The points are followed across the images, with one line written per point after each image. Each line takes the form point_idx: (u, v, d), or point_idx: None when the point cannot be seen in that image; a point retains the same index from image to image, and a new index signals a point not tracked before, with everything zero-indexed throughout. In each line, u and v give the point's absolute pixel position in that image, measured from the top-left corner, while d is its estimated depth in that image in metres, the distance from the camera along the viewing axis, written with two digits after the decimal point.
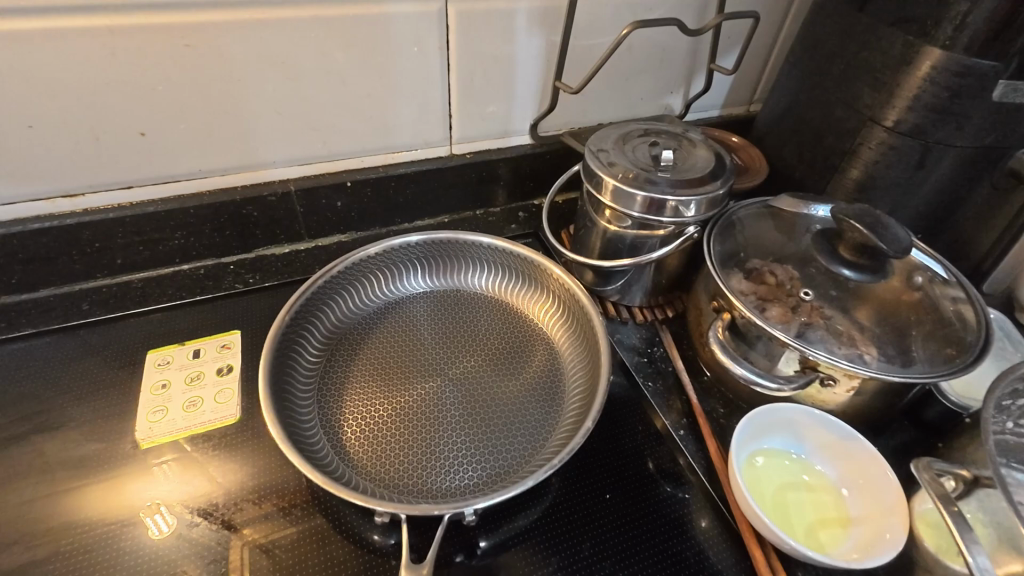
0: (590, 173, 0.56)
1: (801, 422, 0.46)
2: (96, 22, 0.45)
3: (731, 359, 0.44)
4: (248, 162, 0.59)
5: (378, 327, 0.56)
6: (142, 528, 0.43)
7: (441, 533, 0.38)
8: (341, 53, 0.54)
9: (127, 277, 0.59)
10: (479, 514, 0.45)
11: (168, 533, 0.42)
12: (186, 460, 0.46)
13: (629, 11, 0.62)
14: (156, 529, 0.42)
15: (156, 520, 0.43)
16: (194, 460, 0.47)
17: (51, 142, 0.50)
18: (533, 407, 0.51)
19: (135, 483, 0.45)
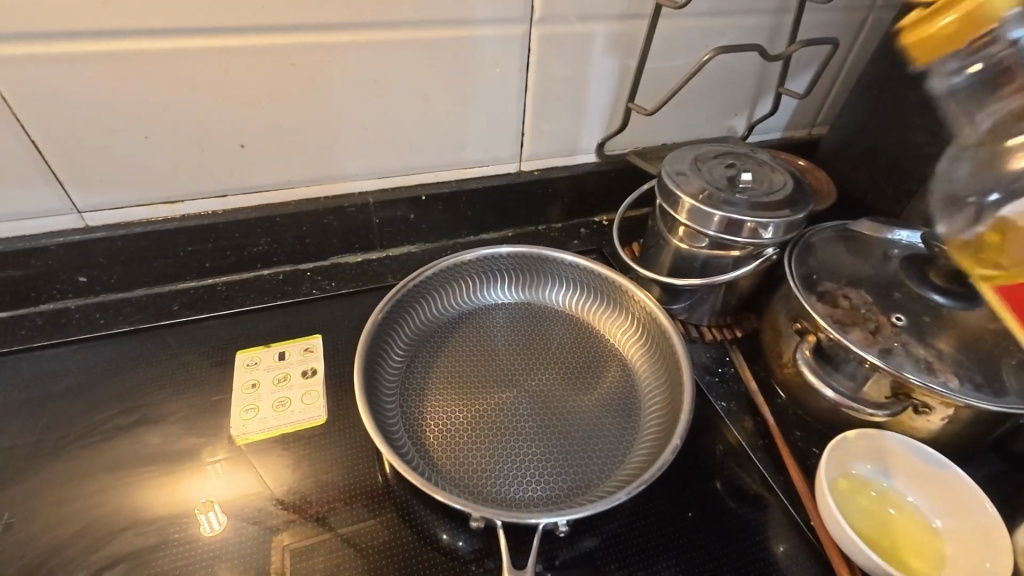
0: (666, 192, 0.56)
1: (893, 449, 0.46)
2: (215, 42, 0.48)
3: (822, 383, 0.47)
4: (333, 175, 0.61)
5: (455, 337, 0.57)
6: (194, 524, 0.45)
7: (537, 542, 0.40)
8: (429, 73, 0.57)
9: (214, 281, 0.63)
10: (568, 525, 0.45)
11: (217, 531, 0.45)
12: (234, 460, 0.49)
13: (703, 37, 0.64)
14: (208, 526, 0.45)
15: (207, 518, 0.45)
16: (241, 459, 0.49)
17: (162, 153, 0.54)
18: (609, 422, 0.51)
19: (189, 482, 0.47)
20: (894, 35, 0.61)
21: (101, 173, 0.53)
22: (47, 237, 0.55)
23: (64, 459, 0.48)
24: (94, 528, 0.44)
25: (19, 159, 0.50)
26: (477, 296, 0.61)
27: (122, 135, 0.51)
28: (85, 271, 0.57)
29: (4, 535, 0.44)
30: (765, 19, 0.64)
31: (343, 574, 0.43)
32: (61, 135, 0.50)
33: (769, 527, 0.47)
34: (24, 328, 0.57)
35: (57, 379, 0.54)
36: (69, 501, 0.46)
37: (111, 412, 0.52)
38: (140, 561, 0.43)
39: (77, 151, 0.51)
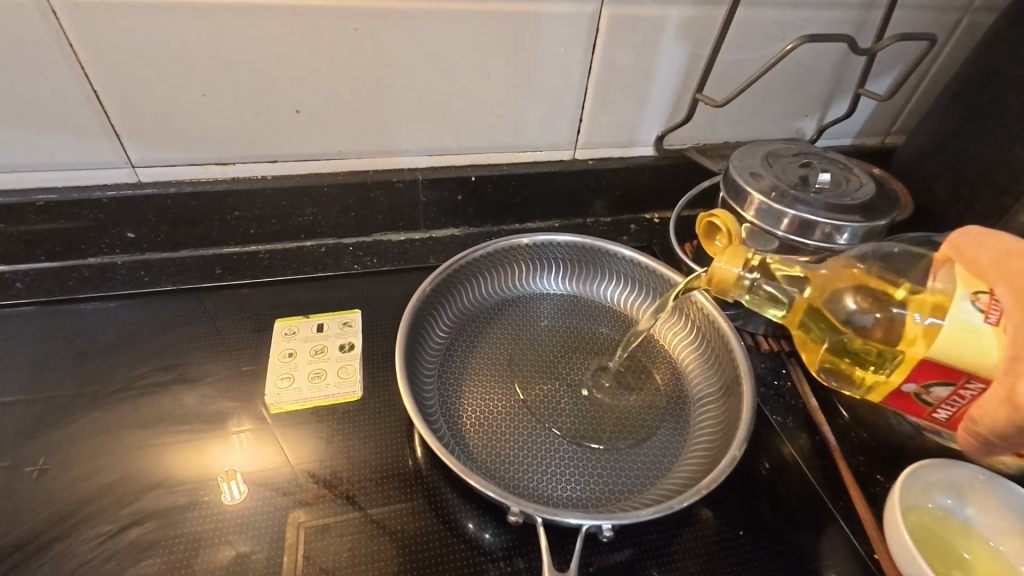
0: (733, 188, 0.53)
1: (970, 483, 0.42)
2: (281, 2, 0.48)
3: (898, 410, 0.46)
4: (384, 149, 0.60)
5: (499, 322, 0.56)
6: (217, 491, 0.44)
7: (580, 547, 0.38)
8: (493, 48, 0.55)
9: (256, 248, 0.62)
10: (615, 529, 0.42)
11: (241, 500, 0.43)
12: (261, 433, 0.47)
13: (782, 28, 0.60)
14: (229, 495, 0.43)
15: (230, 487, 0.44)
16: (270, 435, 0.47)
17: (219, 111, 0.53)
18: (656, 427, 0.48)
19: (216, 451, 0.46)
20: (995, 37, 0.56)
21: (157, 128, 0.53)
22: (101, 190, 0.55)
23: (100, 412, 0.48)
24: (122, 484, 0.43)
25: (80, 109, 0.50)
26: (523, 283, 0.59)
27: (181, 91, 0.51)
28: (133, 227, 0.57)
29: (37, 481, 0.43)
30: (852, 13, 0.60)
31: (366, 555, 0.41)
32: (122, 86, 0.50)
33: (825, 554, 0.43)
34: (72, 280, 0.58)
35: (100, 332, 0.55)
36: (101, 453, 0.45)
37: (149, 369, 0.52)
38: (165, 522, 0.42)
39: (137, 103, 0.51)
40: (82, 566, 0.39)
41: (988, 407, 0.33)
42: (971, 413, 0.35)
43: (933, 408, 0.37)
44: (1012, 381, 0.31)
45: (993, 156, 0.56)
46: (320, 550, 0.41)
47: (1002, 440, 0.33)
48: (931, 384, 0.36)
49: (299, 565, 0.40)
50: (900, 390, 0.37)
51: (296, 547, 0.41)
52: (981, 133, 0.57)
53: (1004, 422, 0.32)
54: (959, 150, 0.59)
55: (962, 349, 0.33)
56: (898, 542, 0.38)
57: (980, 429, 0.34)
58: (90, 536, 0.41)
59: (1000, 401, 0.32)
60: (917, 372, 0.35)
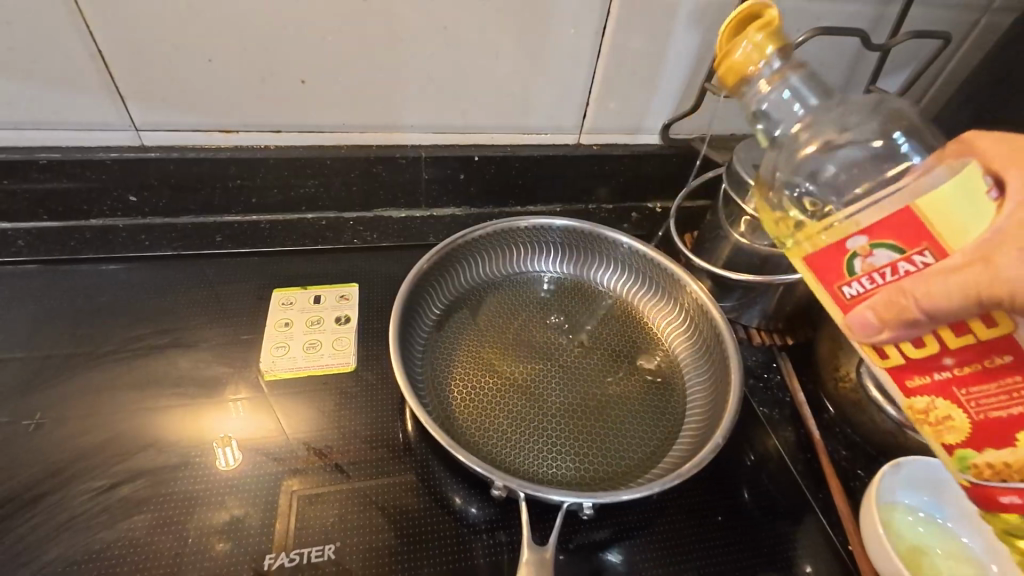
0: (736, 180, 0.53)
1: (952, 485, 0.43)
2: None
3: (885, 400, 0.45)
4: (389, 123, 0.60)
5: (496, 300, 0.56)
6: (212, 457, 0.44)
7: (561, 522, 0.39)
8: (503, 26, 0.54)
9: (257, 218, 0.62)
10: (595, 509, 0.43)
11: (238, 466, 0.44)
12: (257, 402, 0.48)
13: (795, 18, 0.60)
14: (222, 461, 0.44)
15: (224, 453, 0.45)
16: (263, 403, 0.48)
17: (223, 76, 0.53)
18: (642, 413, 0.49)
19: (213, 416, 0.47)
20: None
21: (162, 91, 0.53)
22: (103, 151, 0.55)
23: (98, 371, 0.49)
24: (116, 442, 0.44)
25: (83, 67, 0.50)
26: (521, 265, 0.58)
27: (186, 55, 0.51)
28: (135, 190, 0.58)
29: (35, 435, 0.44)
30: (866, 8, 0.60)
31: (352, 524, 0.42)
32: (127, 46, 0.49)
33: (801, 543, 0.43)
34: (73, 240, 0.58)
35: (100, 293, 0.55)
36: (98, 411, 0.46)
37: (147, 331, 0.52)
38: (158, 480, 0.43)
39: (141, 66, 0.51)
40: (76, 519, 0.40)
41: (938, 277, 0.29)
42: (902, 285, 0.30)
43: (848, 279, 0.32)
44: (995, 252, 0.28)
45: None
46: (306, 515, 0.42)
47: (926, 315, 0.30)
48: (884, 243, 0.31)
49: (289, 524, 0.42)
50: (845, 241, 0.31)
51: (287, 515, 0.42)
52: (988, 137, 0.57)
53: (948, 291, 0.29)
54: None
55: (970, 210, 0.29)
56: (874, 538, 0.39)
57: (906, 298, 0.30)
58: (86, 489, 0.42)
59: (968, 266, 0.28)
60: (890, 217, 0.30)
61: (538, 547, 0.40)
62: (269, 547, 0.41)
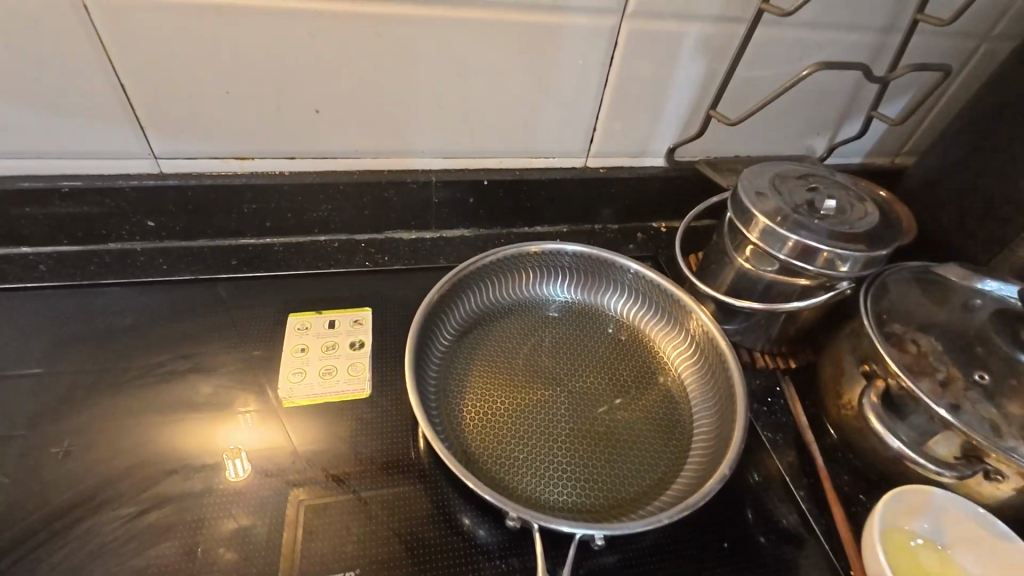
0: (740, 208, 0.54)
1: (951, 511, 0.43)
2: (311, 6, 0.49)
3: (885, 430, 0.44)
4: (401, 150, 0.61)
5: (506, 324, 0.57)
6: (222, 468, 0.46)
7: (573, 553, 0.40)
8: (514, 57, 0.56)
9: (271, 241, 0.63)
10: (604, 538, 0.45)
11: (245, 478, 0.46)
12: (265, 413, 0.50)
13: (798, 47, 0.61)
14: (232, 472, 0.46)
15: (235, 464, 0.47)
16: (272, 414, 0.50)
17: (242, 107, 0.54)
18: (648, 439, 0.50)
19: (222, 429, 0.49)
20: (1011, 69, 0.57)
21: (183, 121, 0.54)
22: (124, 179, 0.56)
23: (121, 397, 0.50)
24: (140, 468, 0.46)
25: (106, 99, 0.51)
26: (530, 289, 0.60)
27: (207, 87, 0.52)
28: (154, 216, 0.59)
29: (61, 462, 0.46)
30: (867, 36, 0.61)
31: (356, 536, 0.44)
32: (150, 80, 0.51)
33: (805, 568, 0.45)
34: (92, 265, 0.60)
35: (119, 317, 0.56)
36: (122, 437, 0.47)
37: (168, 356, 0.54)
38: (181, 506, 0.44)
39: (163, 99, 0.52)
40: (106, 545, 0.42)
41: None
42: None
43: None
44: None
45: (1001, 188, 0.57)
46: (323, 540, 0.43)
47: None
48: None
49: (297, 539, 0.43)
50: None
51: (295, 525, 0.44)
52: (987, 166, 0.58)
53: None
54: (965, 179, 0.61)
55: None
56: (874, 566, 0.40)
57: None
58: (113, 516, 0.43)
59: None
60: None
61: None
62: (278, 564, 0.42)
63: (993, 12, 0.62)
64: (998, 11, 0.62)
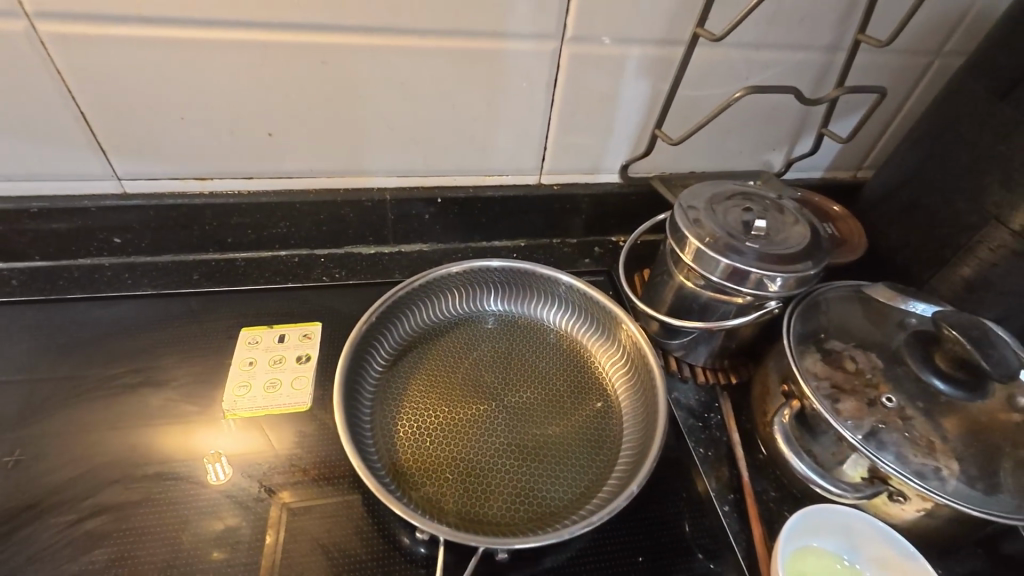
0: (676, 229, 0.55)
1: (856, 527, 0.44)
2: (253, 37, 0.51)
3: (792, 452, 0.46)
4: (355, 169, 0.63)
5: (447, 339, 0.59)
6: (204, 472, 0.50)
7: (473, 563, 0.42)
8: (457, 81, 0.58)
9: (234, 256, 0.67)
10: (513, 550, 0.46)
11: (224, 481, 0.49)
12: (247, 420, 0.53)
13: (743, 68, 0.62)
14: (214, 476, 0.49)
15: (215, 468, 0.50)
16: (253, 421, 0.53)
17: (196, 132, 0.57)
18: (574, 455, 0.51)
19: (204, 434, 0.52)
20: (952, 89, 0.57)
21: (141, 146, 0.57)
22: (88, 199, 0.59)
23: (77, 408, 0.53)
24: (87, 477, 0.48)
25: (65, 126, 0.54)
26: (473, 304, 0.62)
27: (161, 113, 0.55)
28: (119, 233, 0.62)
29: (15, 470, 0.48)
30: (812, 56, 0.62)
31: (297, 543, 0.46)
32: (105, 107, 0.53)
33: None
34: (61, 280, 0.63)
35: (80, 330, 0.59)
36: (74, 446, 0.50)
37: (125, 368, 0.56)
38: (122, 514, 0.47)
39: (120, 125, 0.55)
40: (49, 549, 0.45)
41: None
42: None
43: None
44: None
45: (940, 207, 0.57)
46: (258, 544, 0.46)
47: None
48: None
49: (279, 540, 0.46)
50: None
51: (277, 526, 0.47)
52: (928, 185, 0.59)
53: None
54: (908, 198, 0.61)
55: None
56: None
57: None
58: (58, 522, 0.46)
59: None
60: None
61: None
62: (230, 557, 0.45)
63: (942, 29, 0.62)
64: (947, 28, 0.62)
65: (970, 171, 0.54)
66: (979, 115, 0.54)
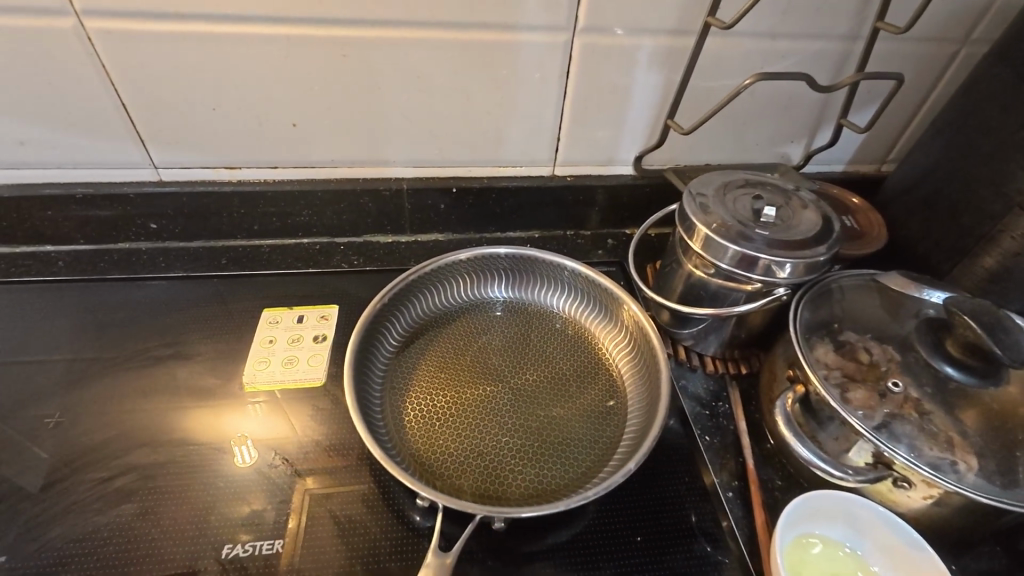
0: (684, 217, 0.55)
1: (860, 513, 0.44)
2: (280, 31, 0.54)
3: (794, 437, 0.45)
4: (374, 160, 0.66)
5: (457, 324, 0.60)
6: (230, 454, 0.52)
7: (469, 531, 0.43)
8: (472, 73, 0.59)
9: (260, 243, 0.70)
10: (510, 523, 0.47)
11: (249, 464, 0.51)
12: (273, 404, 0.55)
13: (757, 58, 0.62)
14: (239, 458, 0.51)
15: (241, 451, 0.52)
16: (278, 405, 0.55)
17: (227, 123, 0.60)
18: (577, 436, 0.52)
19: (231, 417, 0.54)
20: (976, 76, 0.55)
21: (176, 136, 0.61)
22: (129, 186, 0.64)
23: (112, 379, 0.57)
24: (118, 440, 0.52)
25: (109, 117, 0.58)
26: (483, 291, 0.63)
27: (195, 106, 0.58)
28: (155, 219, 0.66)
29: (55, 430, 0.52)
30: (829, 45, 0.61)
31: (316, 520, 0.48)
32: (145, 99, 0.57)
33: (718, 565, 0.46)
34: (102, 262, 0.67)
35: (117, 308, 0.63)
36: (108, 412, 0.54)
37: (156, 343, 0.60)
38: (148, 475, 0.50)
39: (158, 116, 0.59)
40: (81, 503, 0.48)
41: None
42: None
43: None
44: None
45: (961, 197, 0.56)
46: (277, 525, 0.48)
47: None
48: None
49: (301, 526, 0.48)
50: None
51: (301, 513, 0.48)
52: (950, 175, 0.57)
53: None
54: (929, 189, 0.59)
55: None
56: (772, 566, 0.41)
57: None
58: (90, 480, 0.49)
59: None
60: None
61: (440, 550, 0.45)
62: (243, 518, 0.48)
63: (969, 16, 0.60)
64: (974, 15, 0.60)
65: (993, 159, 0.53)
66: (1003, 101, 0.52)
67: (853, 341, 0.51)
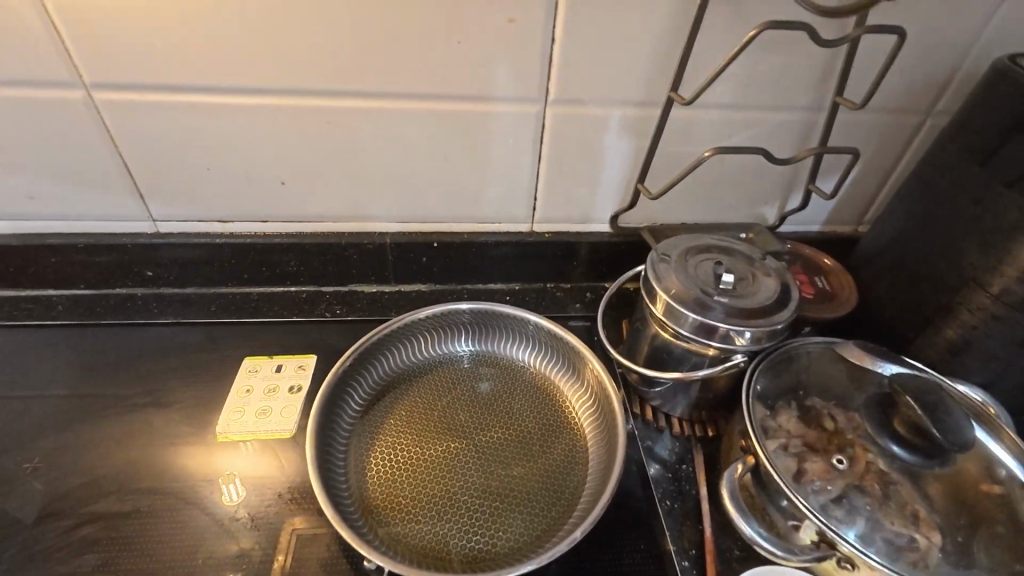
0: (647, 282, 0.57)
1: None
2: (270, 101, 0.58)
3: (739, 515, 0.46)
4: (360, 215, 0.69)
5: (426, 378, 0.62)
6: (219, 491, 0.54)
7: None
8: (451, 139, 0.63)
9: (249, 290, 0.73)
10: None
11: (237, 501, 0.53)
12: (264, 444, 0.58)
13: (723, 128, 0.64)
14: (227, 496, 0.54)
15: (229, 489, 0.54)
16: (269, 446, 0.58)
17: (221, 181, 0.64)
18: (534, 497, 0.52)
19: (224, 455, 0.57)
20: (930, 152, 0.57)
21: (172, 192, 0.65)
22: (127, 237, 0.68)
23: (93, 424, 0.59)
24: (91, 487, 0.54)
25: (113, 176, 0.63)
26: (454, 345, 0.65)
27: (191, 166, 0.63)
28: (151, 267, 0.70)
29: (33, 475, 0.55)
30: (791, 116, 0.64)
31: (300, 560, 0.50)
32: (145, 160, 0.62)
33: None
34: (99, 307, 0.70)
35: (106, 352, 0.66)
36: (84, 458, 0.56)
37: (139, 389, 0.63)
38: (114, 524, 0.52)
39: (156, 174, 0.63)
40: (49, 550, 0.50)
41: None
42: None
43: None
44: None
45: (922, 267, 0.57)
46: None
47: None
48: None
49: (287, 565, 0.50)
50: None
51: (288, 550, 0.51)
52: (911, 245, 0.58)
53: None
54: (892, 257, 0.61)
55: None
56: None
57: None
58: (59, 527, 0.51)
59: None
60: None
61: None
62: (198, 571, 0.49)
63: (929, 92, 0.63)
64: (933, 91, 0.63)
65: (948, 233, 0.54)
66: (954, 178, 0.54)
67: (818, 408, 0.52)
